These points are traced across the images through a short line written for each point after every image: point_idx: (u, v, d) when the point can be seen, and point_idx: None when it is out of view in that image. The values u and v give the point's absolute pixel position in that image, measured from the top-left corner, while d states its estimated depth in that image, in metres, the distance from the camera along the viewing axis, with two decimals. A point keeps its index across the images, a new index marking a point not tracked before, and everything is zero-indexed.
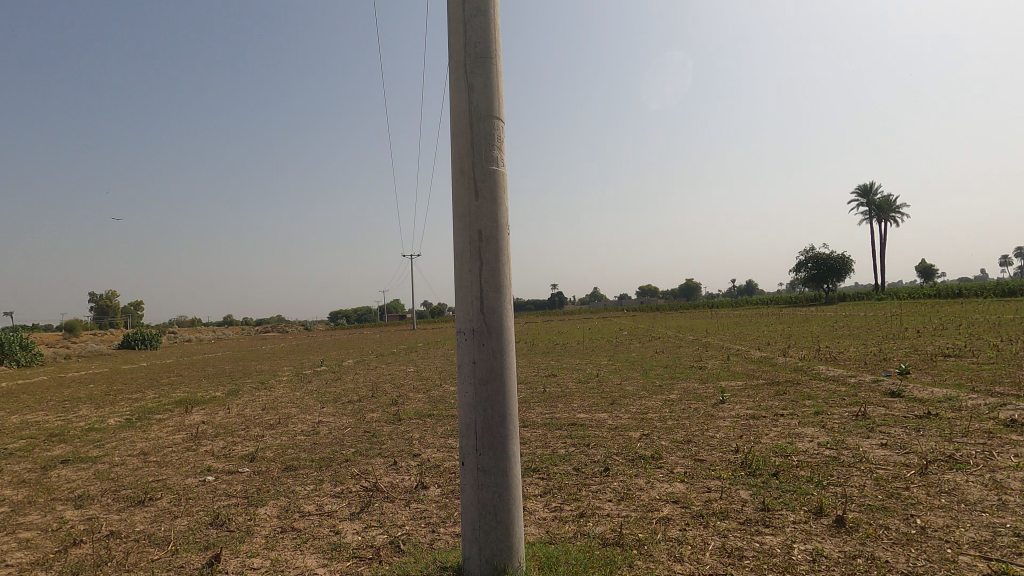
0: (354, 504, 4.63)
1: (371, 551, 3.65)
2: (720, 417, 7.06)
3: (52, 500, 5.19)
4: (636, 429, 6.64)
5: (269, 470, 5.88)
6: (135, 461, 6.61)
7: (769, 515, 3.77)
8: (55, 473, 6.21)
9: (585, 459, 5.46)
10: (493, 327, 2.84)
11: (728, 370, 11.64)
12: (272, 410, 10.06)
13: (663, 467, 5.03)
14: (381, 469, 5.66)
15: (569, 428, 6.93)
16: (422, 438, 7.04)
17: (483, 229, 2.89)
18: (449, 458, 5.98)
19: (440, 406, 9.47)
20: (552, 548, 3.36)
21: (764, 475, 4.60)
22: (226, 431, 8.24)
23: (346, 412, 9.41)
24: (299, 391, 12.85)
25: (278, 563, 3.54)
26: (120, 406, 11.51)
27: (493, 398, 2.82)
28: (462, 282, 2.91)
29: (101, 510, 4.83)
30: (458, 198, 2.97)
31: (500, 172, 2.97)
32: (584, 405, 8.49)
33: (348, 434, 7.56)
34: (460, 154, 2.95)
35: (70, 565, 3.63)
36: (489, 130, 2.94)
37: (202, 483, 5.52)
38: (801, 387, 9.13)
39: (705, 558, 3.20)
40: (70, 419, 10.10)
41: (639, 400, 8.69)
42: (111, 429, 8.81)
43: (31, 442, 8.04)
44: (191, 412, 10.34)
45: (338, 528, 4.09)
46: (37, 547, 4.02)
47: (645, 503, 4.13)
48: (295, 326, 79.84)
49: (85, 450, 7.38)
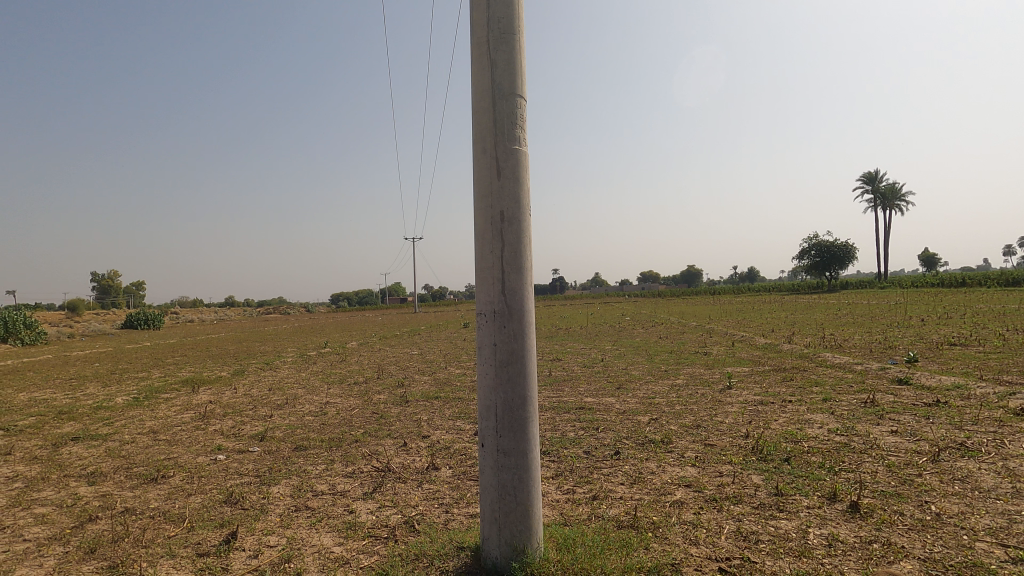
0: (366, 484, 4.66)
1: (386, 530, 3.67)
2: (728, 403, 7.05)
3: (65, 476, 5.21)
4: (645, 413, 6.66)
5: (279, 449, 5.92)
6: (146, 440, 6.65)
7: (783, 499, 3.78)
8: (66, 450, 6.25)
9: (595, 442, 5.48)
10: (514, 309, 2.81)
11: (733, 357, 11.63)
12: (279, 391, 10.13)
13: (673, 451, 5.04)
14: (392, 450, 5.68)
15: (578, 411, 6.95)
16: (430, 420, 7.04)
17: (504, 209, 2.85)
18: (459, 439, 6.00)
19: (447, 389, 9.49)
20: (567, 529, 3.38)
21: (776, 460, 4.60)
22: (234, 411, 8.29)
23: (352, 394, 9.49)
24: (304, 371, 12.96)
25: (294, 541, 3.57)
26: (127, 385, 11.56)
27: (513, 380, 2.80)
28: (484, 262, 2.88)
29: (115, 487, 4.87)
30: (479, 177, 2.92)
31: (523, 152, 2.91)
32: (590, 389, 8.52)
33: (356, 415, 7.59)
34: (482, 133, 2.90)
35: (87, 541, 3.66)
36: (511, 109, 2.87)
37: (214, 462, 5.54)
38: (807, 373, 9.15)
39: (721, 542, 3.21)
40: (76, 397, 10.15)
41: (645, 385, 8.74)
42: (119, 408, 8.85)
43: (41, 419, 8.09)
44: (197, 391, 10.42)
45: (352, 508, 4.12)
46: (54, 522, 4.06)
47: (658, 486, 4.15)
48: (300, 309, 79.89)
49: (95, 428, 7.43)
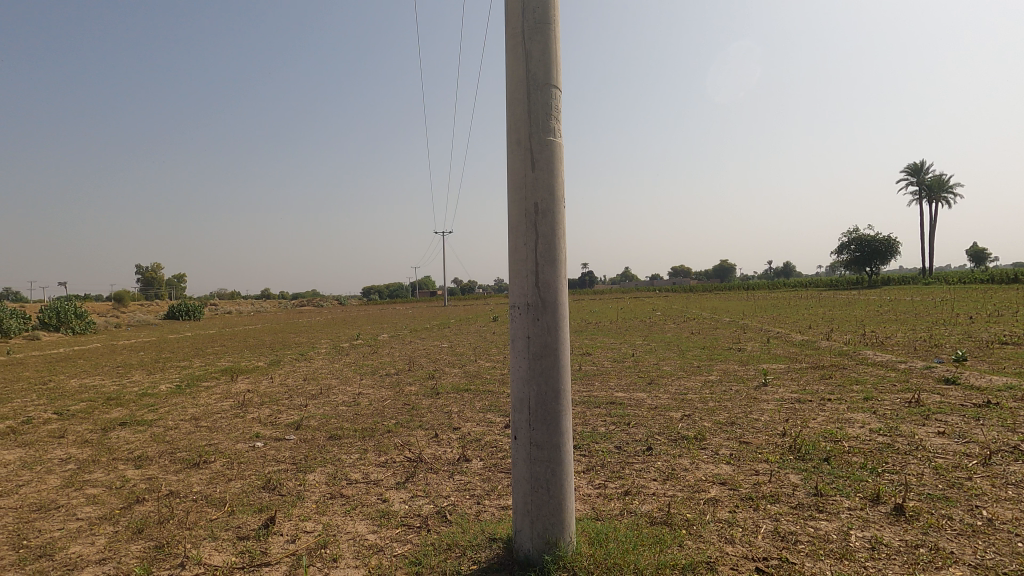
0: (399, 474, 4.72)
1: (418, 519, 3.72)
2: (764, 400, 6.89)
3: (114, 459, 5.45)
4: (677, 409, 6.57)
5: (314, 438, 6.05)
6: (188, 426, 6.89)
7: (822, 500, 3.67)
8: (115, 435, 6.53)
9: (627, 437, 5.42)
10: (548, 302, 2.80)
11: (769, 353, 11.35)
12: (313, 381, 10.37)
13: (707, 448, 4.95)
14: (424, 441, 5.74)
15: (608, 406, 6.90)
16: (461, 412, 7.10)
17: (538, 201, 2.83)
18: (490, 432, 6.02)
19: (477, 381, 9.55)
20: (600, 524, 3.36)
21: (814, 460, 4.47)
22: (271, 400, 8.52)
23: (384, 385, 9.63)
24: (338, 362, 13.24)
25: (330, 527, 3.64)
26: (170, 373, 12.01)
27: (546, 373, 2.79)
28: (517, 255, 2.86)
29: (160, 470, 5.06)
30: (513, 169, 2.91)
31: (558, 144, 2.88)
32: (621, 384, 8.44)
33: (388, 406, 7.70)
34: (516, 125, 2.88)
35: (135, 521, 3.82)
36: (546, 100, 2.84)
37: (252, 449, 5.71)
38: (847, 371, 8.86)
39: (758, 541, 3.14)
40: (123, 384, 10.61)
41: (678, 380, 8.61)
42: (163, 395, 9.20)
43: (91, 404, 8.48)
44: (236, 380, 10.75)
45: (385, 497, 4.18)
46: (104, 502, 4.25)
47: (692, 483, 4.08)
48: (333, 302, 81.54)
49: (141, 413, 7.74)
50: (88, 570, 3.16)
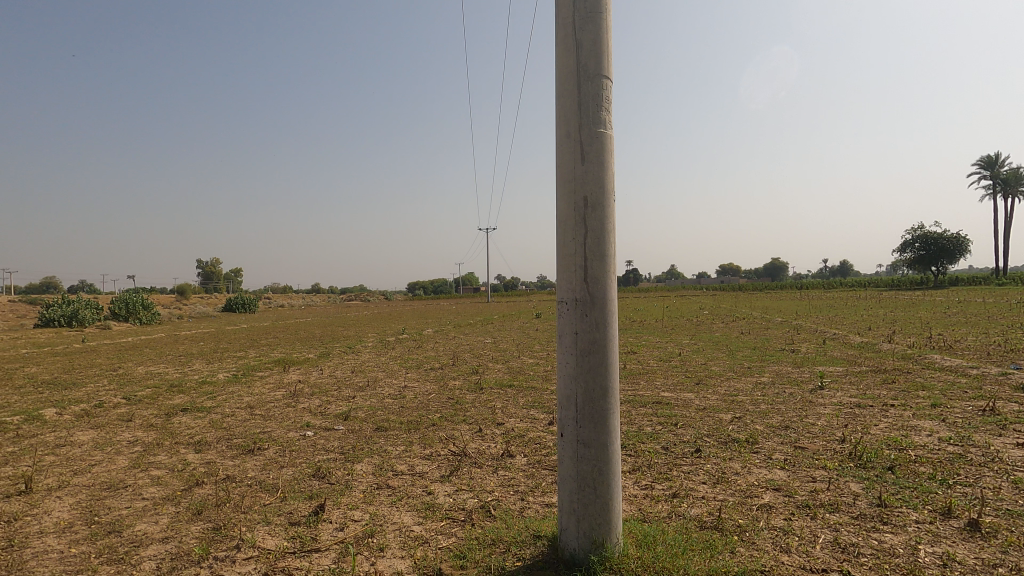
0: (444, 467, 4.76)
1: (463, 513, 3.73)
2: (820, 404, 6.58)
3: (176, 443, 5.74)
4: (727, 411, 6.36)
5: (362, 429, 6.19)
6: (243, 413, 7.19)
7: (887, 511, 3.46)
8: (177, 420, 6.88)
9: (674, 438, 5.29)
10: (596, 298, 2.74)
11: (825, 355, 10.86)
12: (361, 374, 10.63)
13: (759, 451, 4.77)
14: (468, 435, 5.78)
15: (654, 406, 6.75)
16: (505, 407, 7.10)
17: (588, 194, 2.77)
18: (533, 428, 6.00)
19: (520, 377, 9.55)
20: (647, 526, 3.27)
21: (877, 468, 4.23)
22: (320, 391, 8.79)
23: (429, 379, 9.78)
24: (384, 356, 13.53)
25: (377, 517, 3.71)
26: (227, 363, 12.58)
27: (594, 370, 2.73)
28: (565, 249, 2.82)
29: (218, 455, 5.29)
30: (562, 162, 2.86)
31: (608, 136, 2.81)
32: (668, 384, 8.26)
33: (433, 399, 7.80)
34: (566, 117, 2.83)
35: (195, 503, 4.00)
36: (597, 91, 2.78)
37: (303, 438, 5.89)
38: (912, 376, 8.36)
39: (816, 552, 2.99)
40: (185, 372, 11.18)
41: (727, 381, 8.35)
42: (221, 383, 9.64)
43: (156, 390, 8.98)
44: (288, 371, 11.15)
45: (430, 489, 4.22)
46: (167, 484, 4.47)
47: (744, 488, 3.93)
48: (380, 297, 83.39)
49: (201, 400, 8.14)
50: (153, 547, 3.33)
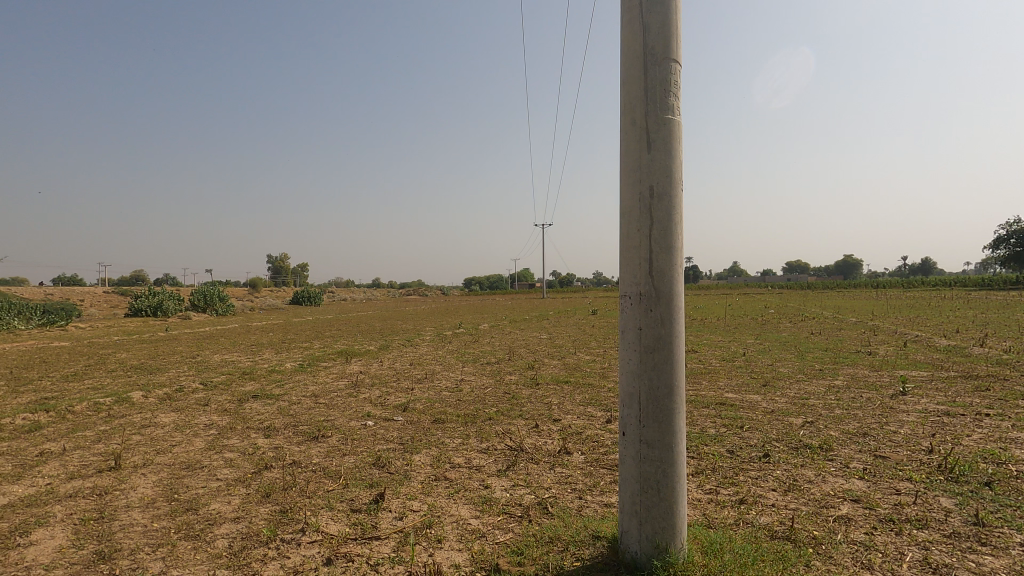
0: (500, 461, 4.75)
1: (520, 509, 3.70)
2: (903, 410, 6.10)
3: (247, 428, 6.03)
4: (797, 415, 6.01)
5: (420, 420, 6.29)
6: (309, 401, 7.49)
7: (985, 531, 3.14)
8: (248, 405, 7.25)
9: (740, 441, 5.04)
10: (662, 293, 2.62)
11: (906, 359, 10.10)
12: (419, 366, 10.84)
13: (834, 459, 4.47)
14: (524, 431, 5.75)
15: (718, 407, 6.48)
16: (561, 404, 7.03)
17: (654, 184, 2.65)
18: (591, 426, 5.89)
19: (577, 374, 9.43)
20: (713, 533, 3.12)
21: (972, 483, 3.85)
22: (380, 382, 9.02)
23: (485, 373, 9.83)
24: (441, 349, 13.76)
25: (435, 508, 3.73)
26: (294, 353, 13.18)
27: (658, 367, 2.62)
28: (629, 242, 2.71)
29: (285, 441, 5.52)
30: (626, 151, 2.75)
31: (676, 123, 2.68)
32: (732, 384, 7.91)
33: (489, 393, 7.83)
34: (631, 104, 2.72)
35: (264, 486, 4.17)
36: (665, 75, 2.65)
37: (364, 427, 6.05)
38: (1009, 383, 7.61)
39: (902, 571, 2.75)
40: (256, 361, 11.79)
41: (796, 384, 7.90)
42: (288, 372, 10.10)
43: (230, 377, 9.51)
44: (350, 362, 11.53)
45: (487, 483, 4.22)
46: (239, 466, 4.70)
47: (818, 498, 3.68)
48: (437, 292, 84.98)
49: (271, 388, 8.54)
50: (225, 526, 3.49)
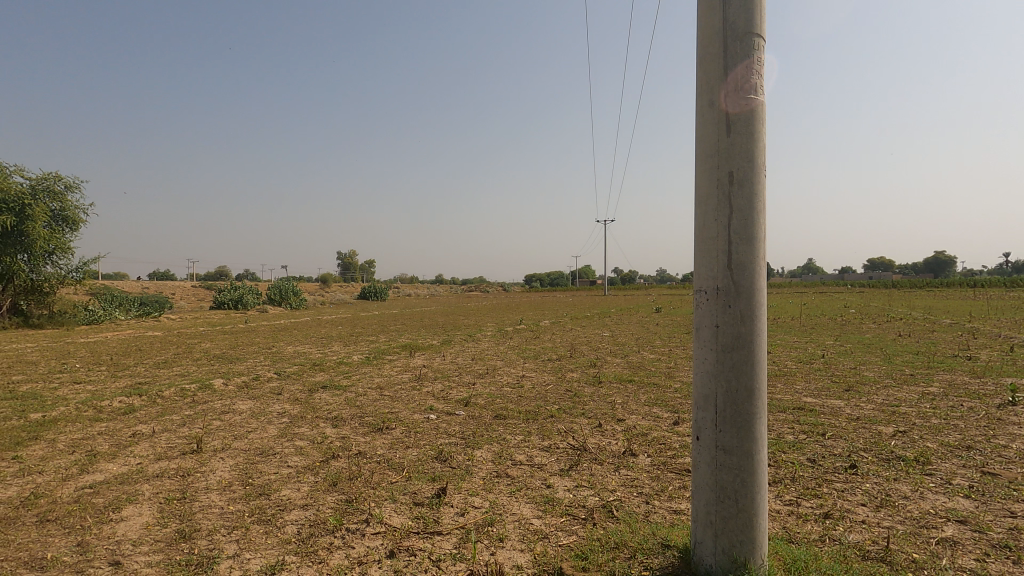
0: (563, 460, 4.64)
1: (584, 511, 3.58)
2: (1014, 423, 5.46)
3: (316, 417, 6.24)
4: (887, 423, 5.52)
5: (482, 416, 6.28)
6: (374, 393, 7.67)
7: None
8: (318, 396, 7.52)
9: (822, 450, 4.67)
10: (742, 287, 2.41)
11: (1014, 365, 9.09)
12: (480, 361, 10.89)
13: (933, 474, 4.04)
14: (587, 430, 5.60)
15: (796, 412, 6.06)
16: (625, 403, 6.81)
17: (734, 169, 2.45)
18: (657, 427, 5.66)
19: (641, 373, 9.14)
20: (796, 549, 2.88)
21: None
22: (443, 376, 9.13)
23: (547, 369, 9.73)
24: (502, 345, 13.79)
25: (496, 506, 3.68)
26: (361, 345, 13.62)
27: (737, 368, 2.42)
28: (706, 232, 2.52)
29: (352, 431, 5.66)
30: (703, 135, 2.56)
31: (759, 102, 2.47)
32: (810, 388, 7.40)
33: (551, 391, 7.73)
34: (709, 84, 2.53)
35: (331, 475, 4.27)
36: (747, 51, 2.44)
37: (427, 420, 6.11)
38: None
39: None
40: (326, 353, 12.27)
41: (885, 389, 7.28)
42: (355, 364, 10.42)
43: (302, 368, 9.93)
44: (414, 356, 11.77)
45: (550, 482, 4.12)
46: (308, 454, 4.85)
47: (917, 517, 3.32)
48: (498, 288, 85.56)
49: (339, 379, 8.84)
50: (295, 512, 3.59)
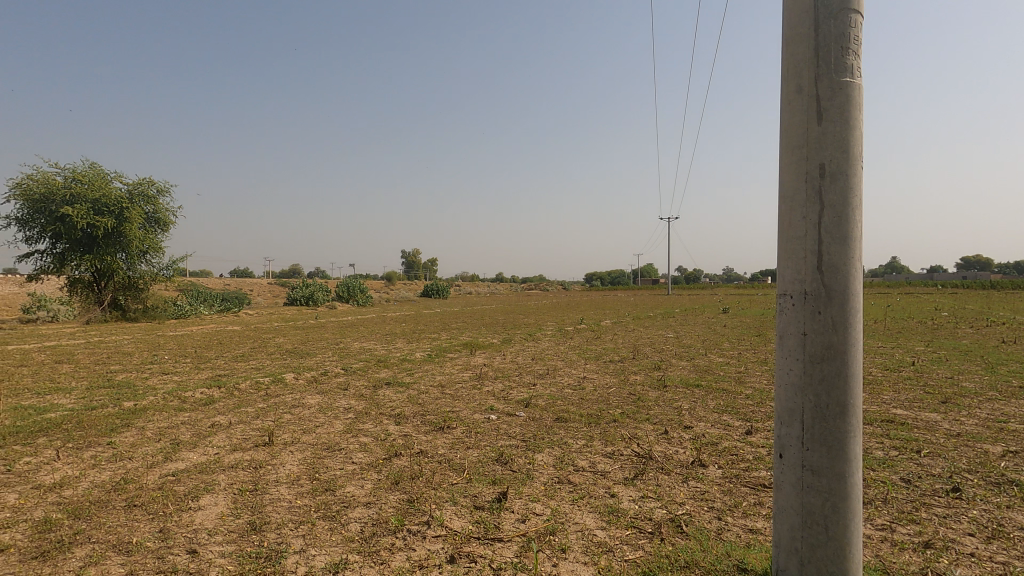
0: (627, 469, 4.46)
1: (650, 524, 3.40)
2: None
3: (380, 414, 6.36)
4: (994, 441, 4.95)
5: (542, 418, 6.18)
6: (436, 391, 7.74)
7: None
8: (382, 392, 7.68)
9: (918, 469, 4.24)
10: (834, 293, 2.18)
11: None
12: (540, 361, 10.81)
13: None
14: (652, 436, 5.38)
15: (885, 425, 5.56)
16: (692, 409, 6.52)
17: (826, 162, 2.21)
18: (727, 437, 5.35)
19: (709, 377, 8.74)
20: None
21: None
22: (503, 375, 9.11)
23: (608, 371, 9.51)
24: (563, 344, 13.65)
25: (558, 514, 3.57)
26: (424, 343, 13.88)
27: (828, 381, 2.19)
28: (792, 231, 2.30)
29: (414, 429, 5.71)
30: (789, 124, 2.34)
31: (856, 87, 2.22)
32: (900, 399, 6.79)
33: (613, 394, 7.52)
34: (797, 69, 2.30)
35: (393, 473, 4.31)
36: (841, 30, 2.20)
37: (487, 421, 6.08)
38: None
39: None
40: (390, 349, 12.58)
41: (988, 402, 6.58)
42: (418, 362, 10.60)
43: (367, 364, 10.21)
44: (474, 354, 11.85)
45: (614, 491, 3.96)
46: (372, 451, 4.93)
47: None
48: (558, 286, 85.15)
49: (402, 376, 9.00)
50: (358, 510, 3.63)
